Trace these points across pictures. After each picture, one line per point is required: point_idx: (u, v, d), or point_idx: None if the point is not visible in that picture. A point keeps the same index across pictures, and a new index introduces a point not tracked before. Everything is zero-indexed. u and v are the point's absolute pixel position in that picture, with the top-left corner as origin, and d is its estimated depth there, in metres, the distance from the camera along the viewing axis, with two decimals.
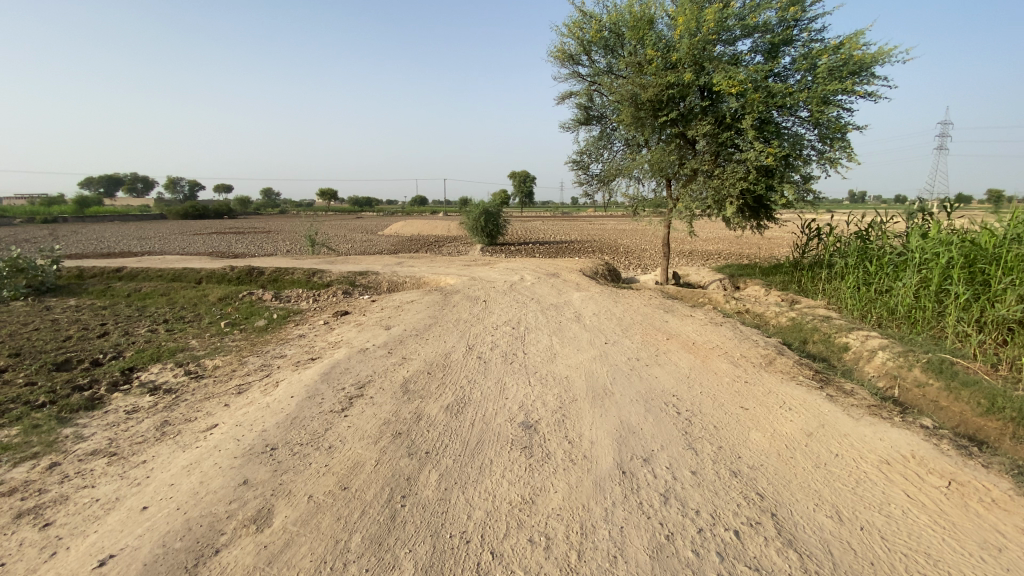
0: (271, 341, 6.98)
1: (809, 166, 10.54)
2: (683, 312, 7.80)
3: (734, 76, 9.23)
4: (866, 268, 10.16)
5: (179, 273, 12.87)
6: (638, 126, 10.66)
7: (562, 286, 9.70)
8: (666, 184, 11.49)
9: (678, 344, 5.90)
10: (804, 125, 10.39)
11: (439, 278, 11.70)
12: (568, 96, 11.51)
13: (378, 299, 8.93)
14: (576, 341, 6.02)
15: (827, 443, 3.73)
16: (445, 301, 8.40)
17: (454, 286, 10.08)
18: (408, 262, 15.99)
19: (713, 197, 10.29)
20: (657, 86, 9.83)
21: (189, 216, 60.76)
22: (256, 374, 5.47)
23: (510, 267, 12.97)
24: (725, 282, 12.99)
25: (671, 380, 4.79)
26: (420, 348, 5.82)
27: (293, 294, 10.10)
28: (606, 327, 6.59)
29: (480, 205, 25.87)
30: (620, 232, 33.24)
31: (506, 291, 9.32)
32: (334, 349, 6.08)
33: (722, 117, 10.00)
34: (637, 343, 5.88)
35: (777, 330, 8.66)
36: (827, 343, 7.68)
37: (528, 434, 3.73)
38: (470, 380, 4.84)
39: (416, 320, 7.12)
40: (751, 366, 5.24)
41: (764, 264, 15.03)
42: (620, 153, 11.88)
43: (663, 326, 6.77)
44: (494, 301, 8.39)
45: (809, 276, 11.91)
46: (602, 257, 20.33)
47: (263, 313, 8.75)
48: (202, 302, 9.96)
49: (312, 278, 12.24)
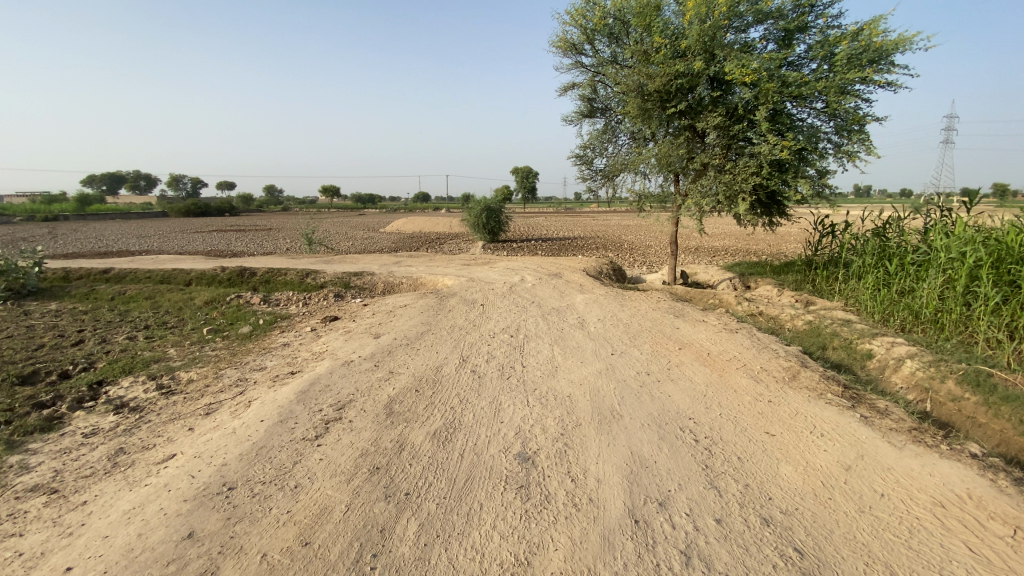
0: (253, 350, 6.52)
1: (824, 160, 9.97)
2: (694, 317, 7.28)
3: (748, 65, 8.67)
4: (886, 268, 9.59)
5: (168, 274, 12.46)
6: (644, 119, 10.10)
7: (564, 288, 9.20)
8: (674, 179, 10.95)
9: (692, 355, 5.39)
10: (819, 117, 9.83)
11: (437, 279, 11.21)
12: (570, 87, 10.97)
13: (370, 303, 8.45)
14: (579, 351, 5.53)
15: (869, 480, 3.23)
16: (440, 305, 7.91)
17: (451, 288, 9.59)
18: (407, 261, 15.52)
19: (724, 193, 9.73)
20: (666, 75, 9.27)
21: (191, 214, 60.50)
22: (228, 391, 5.01)
23: (511, 267, 12.46)
24: (735, 282, 12.46)
25: (686, 399, 4.28)
26: (409, 360, 5.34)
27: (282, 296, 9.64)
28: (612, 336, 6.08)
29: (483, 201, 25.24)
30: (625, 228, 32.61)
31: (506, 293, 8.82)
32: (316, 361, 5.60)
33: (734, 108, 9.44)
34: (647, 354, 5.38)
35: (794, 334, 8.13)
36: (849, 349, 7.15)
37: (523, 469, 3.25)
38: (461, 399, 4.35)
39: (408, 327, 6.63)
40: (774, 381, 4.72)
41: (775, 263, 14.45)
42: (625, 147, 11.34)
43: (674, 333, 6.26)
44: (492, 305, 7.90)
45: (824, 276, 11.35)
46: (607, 254, 19.76)
47: (249, 319, 8.30)
48: (188, 306, 9.52)
49: (305, 280, 11.77)
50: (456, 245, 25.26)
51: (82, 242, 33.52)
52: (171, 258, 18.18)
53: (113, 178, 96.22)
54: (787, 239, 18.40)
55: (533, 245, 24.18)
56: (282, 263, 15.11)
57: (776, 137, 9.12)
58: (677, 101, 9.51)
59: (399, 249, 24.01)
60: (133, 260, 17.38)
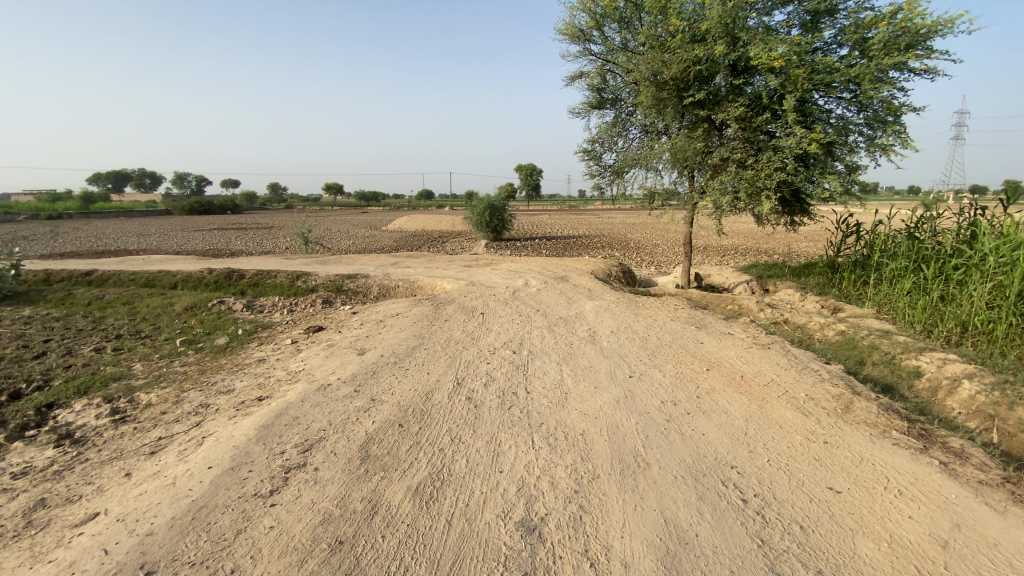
0: (225, 367, 5.84)
1: (855, 154, 9.14)
2: (717, 328, 6.53)
3: (776, 49, 7.84)
4: (923, 272, 8.81)
5: (153, 277, 11.81)
6: (658, 110, 9.29)
7: (571, 294, 8.47)
8: (689, 176, 10.15)
9: (723, 379, 4.66)
10: (848, 108, 9.03)
11: (435, 283, 10.50)
12: (577, 77, 10.21)
13: (360, 310, 7.74)
14: (591, 372, 4.80)
15: (976, 563, 2.49)
16: (436, 312, 7.20)
17: (450, 294, 8.87)
18: (405, 262, 14.80)
19: (746, 190, 8.91)
20: (683, 61, 8.44)
21: (194, 212, 60.01)
22: (184, 422, 4.33)
23: (513, 269, 11.72)
24: (753, 285, 11.68)
25: (724, 440, 3.56)
26: (396, 382, 4.63)
27: (268, 302, 8.96)
28: (629, 353, 5.34)
29: (485, 198, 24.46)
30: (632, 227, 31.68)
31: (508, 299, 8.09)
32: (290, 382, 4.91)
33: (756, 97, 8.64)
34: (670, 378, 4.64)
35: (826, 347, 7.36)
36: (892, 366, 6.40)
37: (526, 547, 2.53)
38: (452, 437, 3.63)
39: (397, 340, 5.92)
40: (825, 416, 3.98)
41: (794, 264, 13.65)
42: (636, 141, 10.55)
43: (698, 349, 5.52)
44: (492, 313, 7.17)
45: (851, 279, 10.56)
46: (615, 255, 18.97)
47: (227, 327, 7.62)
48: (166, 312, 8.86)
49: (296, 283, 11.10)
50: (456, 245, 24.18)
51: (82, 241, 33.00)
52: (163, 259, 17.56)
53: (118, 176, 95.98)
54: (803, 240, 17.54)
55: (538, 244, 23.38)
56: (274, 264, 14.42)
57: (803, 129, 8.33)
58: (694, 90, 8.71)
59: (401, 248, 23.31)
60: (123, 261, 16.74)
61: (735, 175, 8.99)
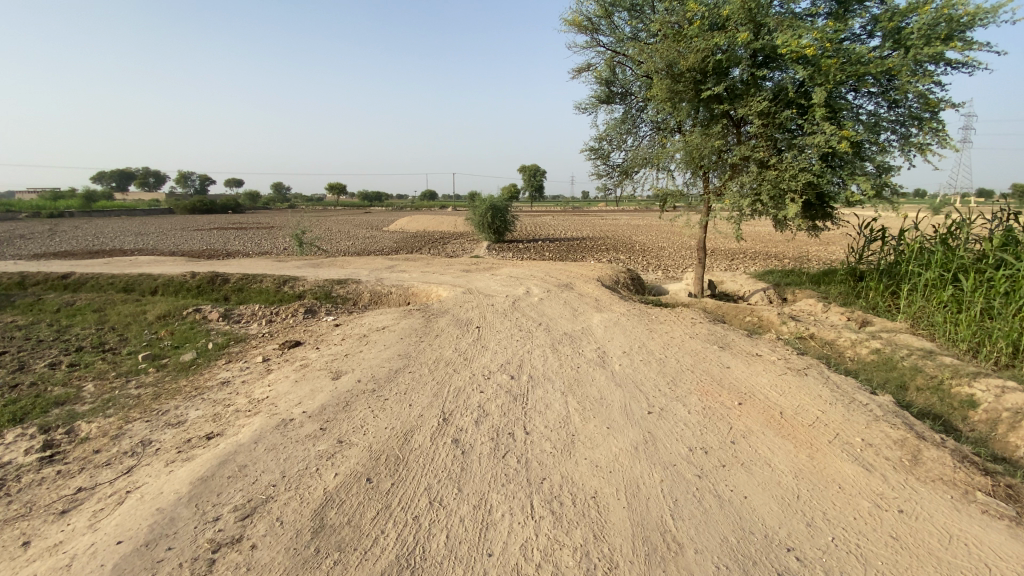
0: (184, 390, 5.14)
1: (887, 154, 8.36)
2: (743, 348, 5.77)
3: (806, 36, 7.07)
4: (962, 284, 8.07)
5: (133, 281, 11.15)
6: (672, 106, 8.53)
7: (577, 305, 7.72)
8: (704, 177, 9.39)
9: (759, 417, 3.92)
10: (879, 104, 8.27)
11: (431, 290, 9.79)
12: (584, 70, 9.46)
13: (344, 321, 7.03)
14: (603, 406, 4.06)
15: None
16: (426, 325, 6.47)
17: (444, 303, 8.16)
18: (401, 266, 14.10)
19: (768, 193, 8.15)
20: (701, 51, 7.67)
21: (196, 211, 59.51)
22: (115, 468, 3.63)
23: (514, 274, 11.01)
24: (771, 294, 10.94)
25: (774, 508, 2.84)
26: (370, 417, 3.91)
27: (247, 310, 8.27)
28: (645, 381, 4.60)
29: (489, 200, 23.81)
30: (637, 229, 30.90)
31: (507, 310, 7.35)
32: (250, 414, 4.20)
33: (781, 90, 7.87)
34: (697, 415, 3.92)
35: (861, 367, 6.61)
36: (940, 394, 5.68)
37: None
38: (431, 499, 2.91)
39: (379, 359, 5.20)
40: (892, 473, 3.26)
41: (812, 271, 12.91)
42: (647, 139, 9.80)
43: (724, 376, 4.78)
44: (489, 327, 6.45)
45: (878, 289, 9.82)
46: (622, 259, 18.24)
47: (198, 339, 6.93)
48: (137, 321, 8.17)
49: (282, 289, 10.41)
50: (457, 247, 23.55)
51: (77, 240, 32.41)
52: (151, 261, 16.90)
53: (120, 176, 95.52)
54: (819, 246, 16.73)
55: (541, 247, 22.68)
56: (264, 267, 13.71)
57: (832, 125, 7.58)
58: (713, 83, 7.95)
59: (399, 250, 22.60)
60: (109, 262, 16.07)
61: (756, 176, 8.23)
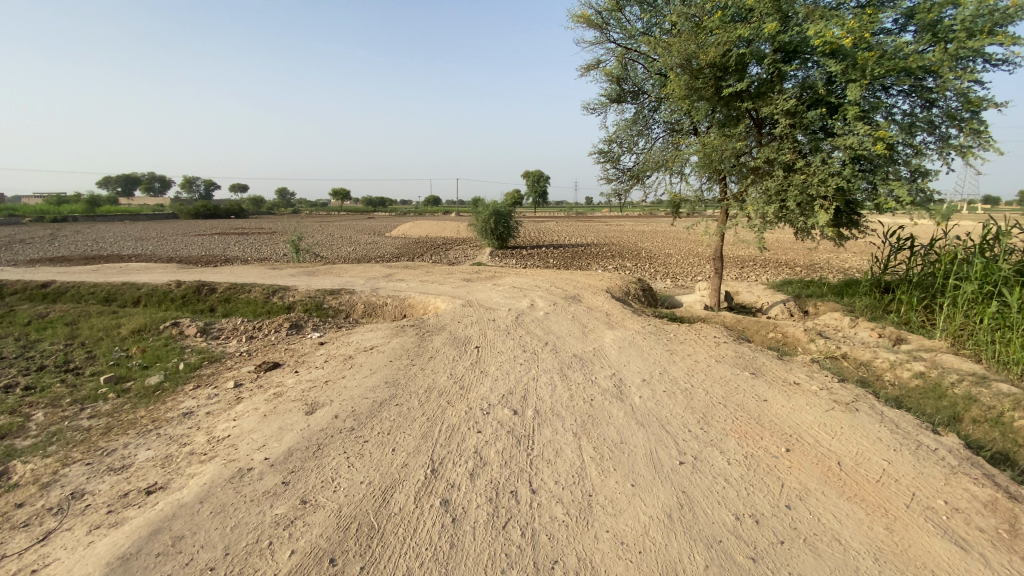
0: (139, 423, 4.53)
1: (923, 158, 7.70)
2: (776, 374, 5.10)
3: (841, 25, 6.44)
4: (1008, 299, 7.36)
5: (115, 290, 10.58)
6: (689, 105, 7.88)
7: (586, 320, 7.06)
8: (722, 182, 8.73)
9: (814, 470, 3.25)
10: (914, 103, 7.62)
11: (429, 301, 9.16)
12: (593, 68, 8.86)
13: (330, 338, 6.40)
14: (625, 454, 3.39)
15: None
16: (419, 344, 5.82)
17: (441, 318, 7.52)
18: (399, 274, 13.50)
19: (794, 199, 7.48)
20: (723, 43, 7.04)
21: (199, 215, 59.22)
22: (32, 533, 3.05)
23: (518, 285, 10.38)
24: (792, 306, 10.26)
25: None
26: (343, 468, 3.26)
27: (228, 324, 7.67)
28: (672, 419, 3.93)
29: (491, 204, 23.30)
30: (643, 235, 30.26)
31: (509, 326, 6.71)
32: (203, 460, 3.58)
33: (810, 87, 7.23)
34: (738, 467, 3.25)
35: (904, 394, 5.92)
36: (1004, 428, 4.97)
37: None
38: None
39: (362, 388, 4.56)
40: (995, 552, 2.59)
41: (833, 282, 12.22)
42: (660, 141, 9.18)
43: (763, 412, 4.10)
44: (489, 346, 5.79)
45: (910, 303, 9.11)
46: (630, 267, 17.61)
47: (169, 358, 6.31)
48: (110, 336, 7.59)
49: (271, 299, 9.80)
50: (460, 253, 23.02)
51: (76, 245, 32.02)
52: (143, 267, 16.34)
53: (126, 181, 95.54)
54: (837, 255, 16.02)
55: (546, 253, 22.07)
56: (256, 275, 13.12)
57: (866, 125, 6.93)
58: (735, 79, 7.32)
59: (399, 257, 22.01)
60: (98, 269, 15.59)
61: (781, 181, 7.56)
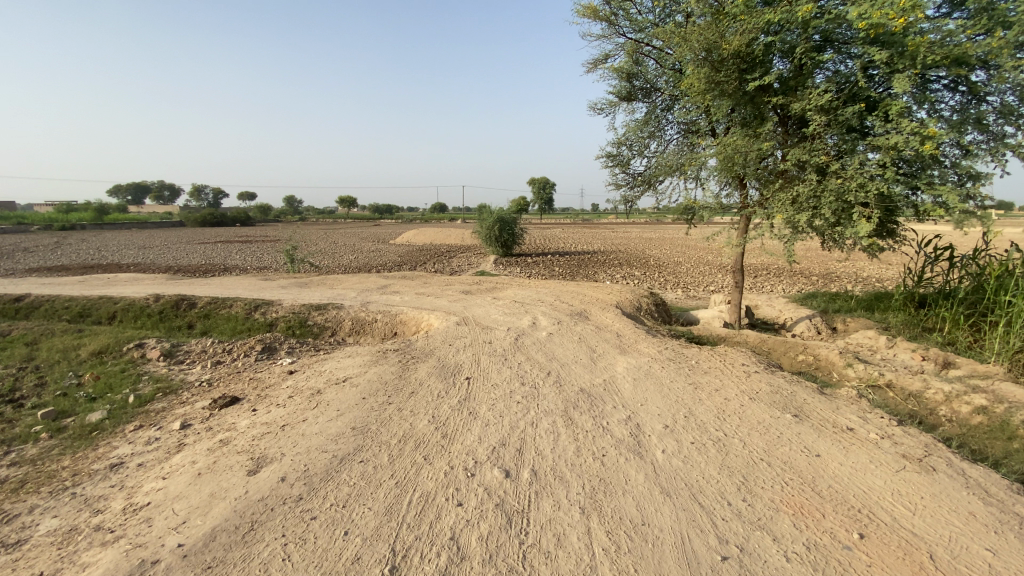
0: (56, 478, 3.76)
1: (974, 160, 6.83)
2: (824, 417, 4.26)
3: (884, 6, 5.69)
4: None
5: (91, 305, 9.92)
6: (709, 103, 7.09)
7: (594, 343, 6.26)
8: (744, 187, 7.88)
9: (903, 573, 2.48)
10: (964, 99, 6.81)
11: (422, 317, 8.39)
12: (601, 63, 8.11)
13: (303, 365, 5.63)
14: (651, 545, 2.58)
15: None
16: (401, 374, 5.03)
17: (432, 338, 6.74)
18: (395, 285, 12.75)
19: (830, 207, 6.60)
20: (748, 30, 6.29)
21: (205, 224, 59.10)
22: None
23: (520, 298, 9.62)
24: (819, 323, 9.39)
25: None
26: (275, 565, 2.48)
27: (198, 345, 6.94)
28: (707, 486, 3.11)
29: (495, 211, 22.62)
30: (650, 242, 29.47)
31: (507, 350, 5.92)
32: (107, 542, 2.81)
33: (846, 79, 6.45)
34: (803, 568, 2.45)
35: (968, 435, 5.08)
36: None
37: None
38: None
39: (325, 435, 3.77)
40: None
41: (860, 294, 11.33)
42: (675, 143, 8.37)
43: (820, 476, 3.28)
44: (482, 375, 4.99)
45: (954, 320, 8.23)
46: (639, 276, 16.76)
47: (120, 389, 5.55)
48: (68, 358, 6.87)
49: (252, 315, 9.08)
50: (463, 261, 22.34)
51: (78, 253, 31.79)
52: (131, 278, 15.69)
53: (135, 189, 96.24)
54: (859, 264, 15.10)
55: (551, 262, 21.28)
56: (245, 287, 12.43)
57: (913, 122, 6.12)
58: (761, 71, 6.55)
59: (399, 265, 21.36)
60: (84, 281, 14.94)
61: (815, 185, 6.68)
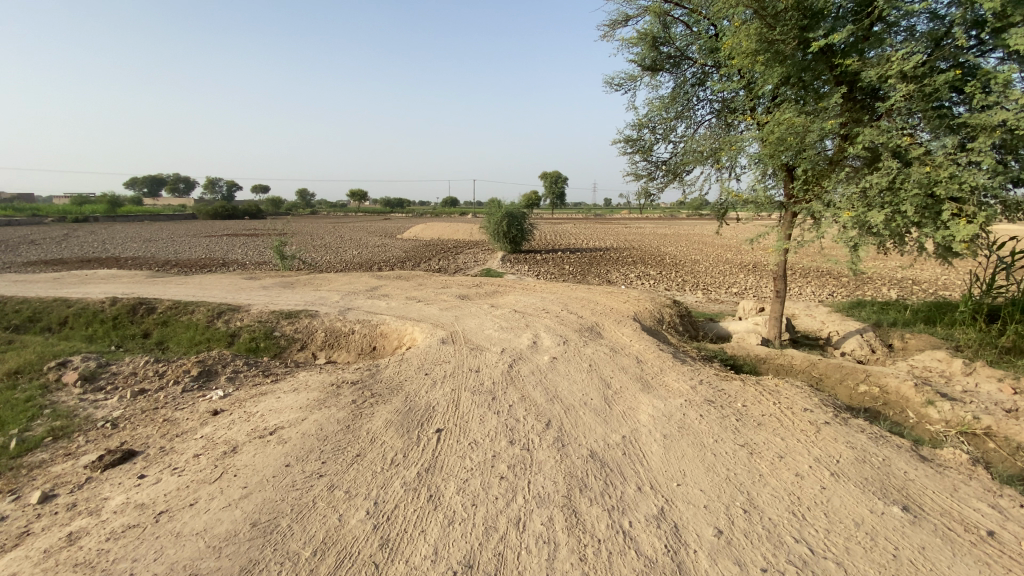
0: None
1: None
2: (948, 512, 2.90)
3: None
4: None
5: (43, 309, 8.89)
6: (755, 72, 5.67)
7: (607, 374, 4.93)
8: (793, 177, 6.43)
9: None
10: None
11: (404, 329, 7.15)
12: (621, 26, 6.73)
13: (235, 402, 4.41)
14: None
15: None
16: (350, 421, 3.78)
17: (407, 361, 5.48)
18: (386, 287, 11.54)
19: (912, 201, 5.12)
20: None
21: (215, 216, 58.84)
22: None
23: (522, 307, 8.32)
24: (872, 340, 7.94)
25: None
26: None
27: (131, 364, 5.83)
28: None
29: (503, 205, 21.46)
30: (668, 239, 27.87)
31: (497, 383, 4.64)
32: None
33: (937, 41, 5.03)
34: None
35: None
36: None
37: None
38: None
39: (207, 540, 2.53)
40: None
41: (916, 304, 9.78)
42: (707, 126, 6.96)
43: None
44: (458, 427, 3.71)
45: None
46: (658, 277, 15.32)
47: (7, 428, 4.41)
48: None
49: (214, 324, 7.93)
50: (468, 258, 21.03)
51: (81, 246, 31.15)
52: (112, 276, 14.66)
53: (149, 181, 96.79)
54: (906, 268, 13.45)
55: (562, 259, 19.93)
56: (222, 287, 11.31)
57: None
58: (824, 29, 5.17)
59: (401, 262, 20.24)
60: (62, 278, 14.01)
61: (892, 174, 5.21)
